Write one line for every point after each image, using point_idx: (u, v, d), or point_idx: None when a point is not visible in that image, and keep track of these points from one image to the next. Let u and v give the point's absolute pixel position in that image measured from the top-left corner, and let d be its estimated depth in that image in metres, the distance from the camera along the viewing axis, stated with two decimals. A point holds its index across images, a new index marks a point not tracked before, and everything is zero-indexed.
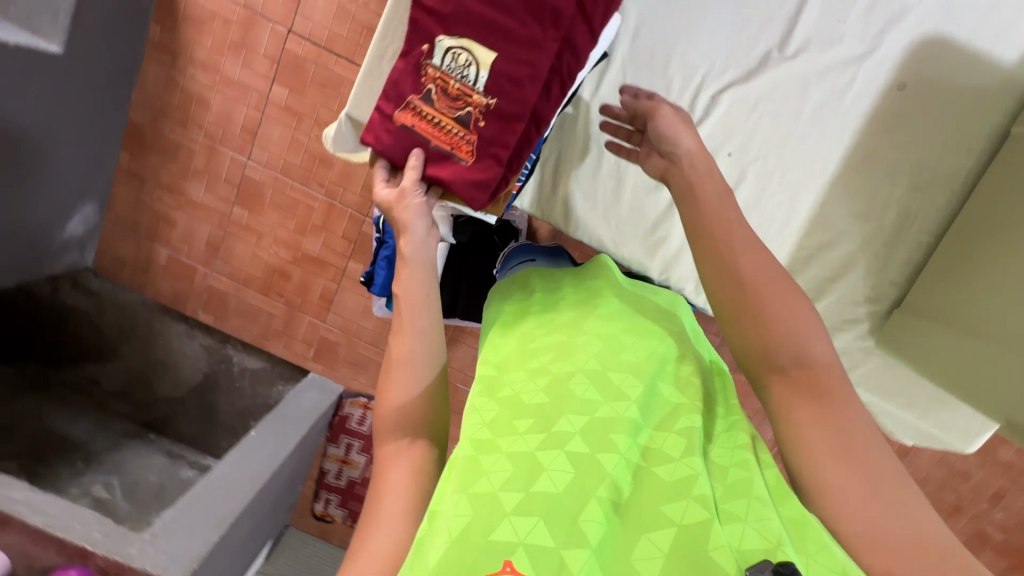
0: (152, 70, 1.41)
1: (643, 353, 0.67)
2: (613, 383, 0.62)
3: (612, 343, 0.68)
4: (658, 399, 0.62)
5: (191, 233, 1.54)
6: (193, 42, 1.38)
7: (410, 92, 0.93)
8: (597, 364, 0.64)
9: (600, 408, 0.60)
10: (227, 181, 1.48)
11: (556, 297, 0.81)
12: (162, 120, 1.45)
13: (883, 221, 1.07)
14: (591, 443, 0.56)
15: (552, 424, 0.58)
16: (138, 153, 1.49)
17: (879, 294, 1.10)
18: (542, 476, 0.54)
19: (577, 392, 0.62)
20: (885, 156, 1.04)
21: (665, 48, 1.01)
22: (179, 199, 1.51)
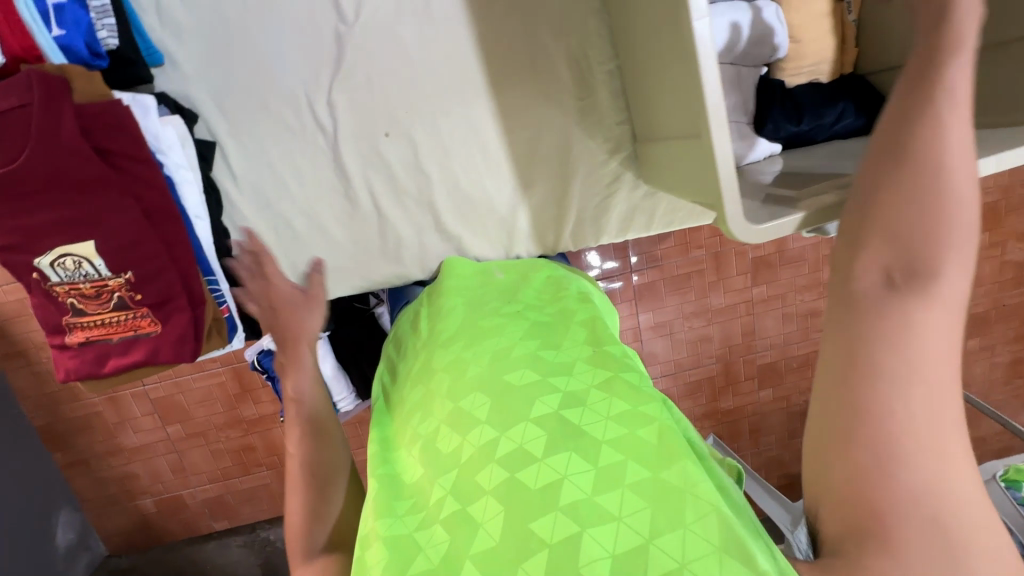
0: (18, 377, 1.46)
1: (488, 362, 0.67)
2: (465, 413, 0.62)
3: (457, 368, 0.68)
4: (510, 397, 0.62)
5: (155, 472, 1.58)
6: (27, 333, 1.41)
7: (59, 318, 0.88)
8: (450, 404, 0.65)
9: (462, 451, 0.60)
10: (145, 414, 1.52)
11: (416, 339, 0.81)
12: (58, 407, 1.49)
13: (563, 82, 0.93)
14: (463, 497, 0.57)
15: (429, 499, 0.60)
16: (64, 444, 1.53)
17: (615, 141, 0.96)
18: (420, 557, 0.55)
19: (442, 449, 0.62)
20: (514, 27, 0.89)
21: (252, 95, 0.89)
22: (122, 454, 1.56)
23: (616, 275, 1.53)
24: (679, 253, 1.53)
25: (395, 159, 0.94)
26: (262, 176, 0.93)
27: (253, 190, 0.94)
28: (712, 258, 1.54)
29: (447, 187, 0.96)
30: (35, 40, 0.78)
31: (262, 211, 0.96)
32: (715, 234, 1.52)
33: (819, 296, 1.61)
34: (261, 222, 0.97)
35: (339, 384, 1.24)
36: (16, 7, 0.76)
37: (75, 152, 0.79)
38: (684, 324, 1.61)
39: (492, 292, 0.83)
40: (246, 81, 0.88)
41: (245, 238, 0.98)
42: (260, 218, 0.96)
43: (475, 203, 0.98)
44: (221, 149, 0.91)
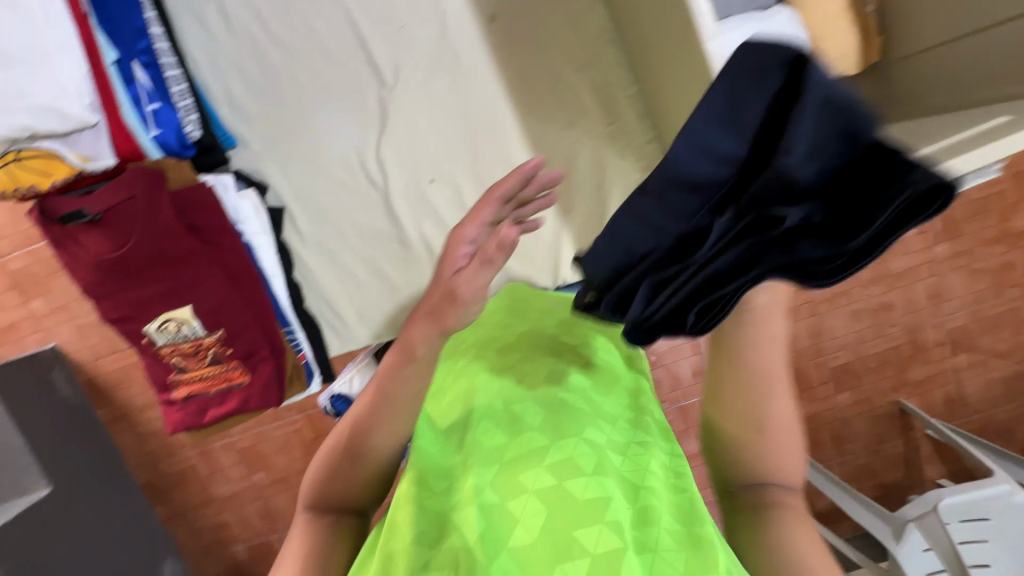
0: (125, 438, 1.61)
1: (544, 376, 0.69)
2: (514, 416, 0.63)
3: (509, 375, 0.69)
4: (564, 413, 0.63)
5: (245, 519, 1.68)
6: (130, 397, 1.58)
7: (166, 376, 1.03)
8: (500, 405, 0.64)
9: (509, 447, 0.60)
10: (233, 464, 1.63)
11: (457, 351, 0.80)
12: (159, 464, 1.63)
13: (586, 104, 1.01)
14: (504, 491, 0.55)
15: (463, 482, 0.58)
16: (166, 498, 1.67)
17: (646, 156, 1.02)
18: (451, 539, 0.53)
19: (487, 443, 0.61)
20: (532, 72, 1.00)
21: (309, 166, 1.06)
22: (216, 504, 1.67)
23: None
24: None
25: (439, 202, 1.07)
26: (325, 233, 1.10)
27: (319, 246, 1.11)
28: None
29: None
30: (135, 141, 0.91)
31: (327, 263, 1.12)
32: None
33: (889, 288, 1.52)
34: (327, 273, 1.13)
35: None
36: (120, 116, 0.89)
37: (171, 231, 0.95)
38: None
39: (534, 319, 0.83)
40: (307, 151, 1.05)
41: (313, 287, 1.13)
42: (325, 270, 1.13)
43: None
44: (289, 213, 1.09)
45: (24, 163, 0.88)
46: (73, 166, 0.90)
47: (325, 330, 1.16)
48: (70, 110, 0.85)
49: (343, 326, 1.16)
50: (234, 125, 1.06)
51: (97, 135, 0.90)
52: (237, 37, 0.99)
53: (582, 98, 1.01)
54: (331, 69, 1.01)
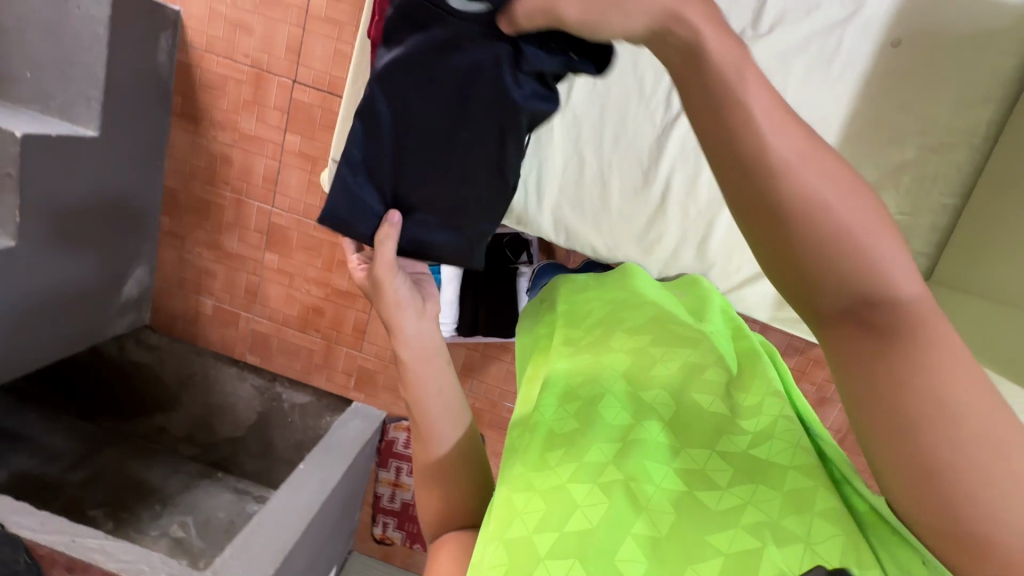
0: (179, 137, 1.52)
1: (677, 370, 0.67)
2: (645, 404, 0.63)
3: (641, 358, 0.69)
4: (696, 416, 0.62)
5: (230, 282, 1.63)
6: (211, 106, 1.48)
7: None
8: (626, 387, 0.65)
9: (630, 433, 0.60)
10: (256, 230, 1.57)
11: (590, 309, 0.81)
12: (193, 181, 1.56)
13: (899, 186, 1.12)
14: (626, 471, 0.56)
15: (583, 455, 0.59)
16: (176, 214, 1.60)
17: (910, 264, 1.16)
18: (576, 513, 0.54)
19: (609, 420, 0.62)
20: (884, 120, 1.09)
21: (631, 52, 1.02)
22: (216, 251, 1.61)
23: None
24: None
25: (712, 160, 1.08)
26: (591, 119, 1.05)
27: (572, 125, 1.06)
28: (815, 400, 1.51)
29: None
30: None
31: (566, 146, 1.07)
32: None
33: None
34: (559, 155, 1.08)
35: (450, 311, 1.27)
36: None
37: None
38: None
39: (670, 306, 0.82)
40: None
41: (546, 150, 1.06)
42: (560, 151, 1.07)
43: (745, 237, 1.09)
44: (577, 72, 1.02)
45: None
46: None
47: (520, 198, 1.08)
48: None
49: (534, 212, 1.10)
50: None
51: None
52: None
53: (900, 179, 1.12)
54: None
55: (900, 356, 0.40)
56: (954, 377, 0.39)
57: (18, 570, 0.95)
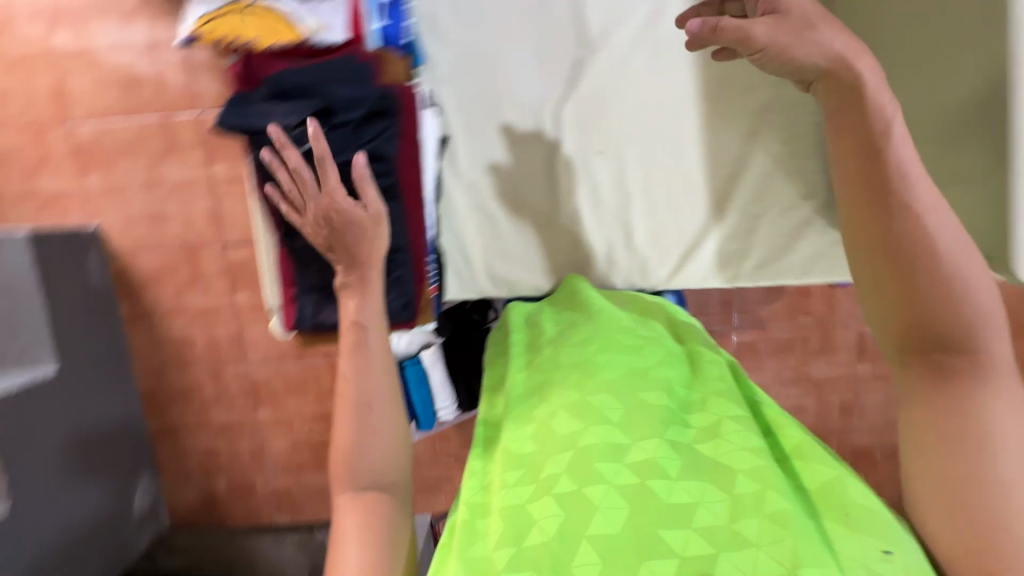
0: (137, 339, 1.55)
1: (622, 373, 0.73)
2: (592, 408, 0.68)
3: (587, 368, 0.75)
4: (645, 412, 0.67)
5: (235, 453, 1.61)
6: (158, 299, 1.52)
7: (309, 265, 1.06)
8: (576, 395, 0.71)
9: (582, 438, 0.65)
10: (241, 392, 1.57)
11: (547, 333, 0.88)
12: (165, 373, 1.57)
13: None
14: (580, 479, 0.61)
15: (540, 472, 0.64)
16: (161, 410, 1.59)
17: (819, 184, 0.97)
18: (534, 528, 0.59)
19: (558, 431, 0.68)
20: None
21: (485, 104, 1.01)
22: (211, 429, 1.60)
23: (718, 329, 1.53)
24: (786, 316, 1.52)
25: (601, 175, 1.02)
26: (480, 180, 1.04)
27: (468, 188, 1.04)
28: (819, 327, 1.52)
29: (648, 210, 1.02)
30: (361, 28, 0.91)
31: (473, 208, 1.05)
32: (824, 302, 1.51)
33: None
34: (472, 217, 1.05)
35: (444, 392, 1.28)
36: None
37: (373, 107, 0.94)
38: (781, 390, 1.57)
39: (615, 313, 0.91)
40: (490, 90, 1.01)
41: (452, 227, 1.05)
42: (470, 212, 1.05)
43: (668, 230, 1.02)
44: (453, 144, 1.03)
45: (257, 20, 0.89)
46: (300, 34, 0.90)
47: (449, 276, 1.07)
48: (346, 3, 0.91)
49: (470, 275, 1.07)
50: (423, 41, 1.01)
51: (335, 9, 0.91)
52: None
53: None
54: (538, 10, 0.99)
55: (956, 393, 0.62)
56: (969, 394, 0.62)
57: None
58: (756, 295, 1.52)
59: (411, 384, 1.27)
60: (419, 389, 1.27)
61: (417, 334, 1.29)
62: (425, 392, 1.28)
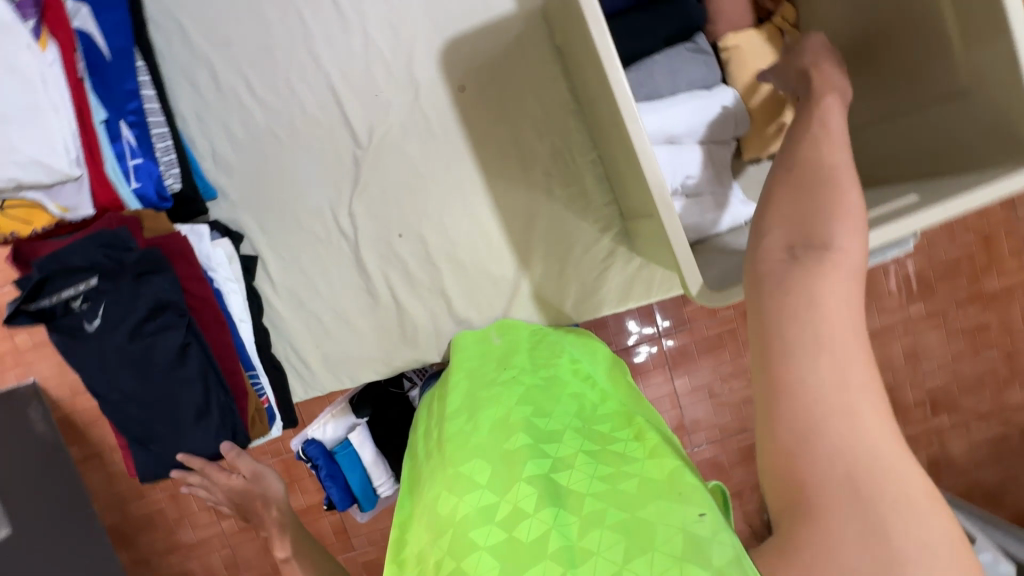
0: (94, 479, 1.58)
1: (488, 427, 0.69)
2: (462, 479, 0.63)
3: (458, 438, 0.70)
4: (507, 460, 0.63)
5: (210, 569, 1.62)
6: (105, 436, 1.56)
7: None
8: (450, 472, 0.65)
9: (456, 511, 0.60)
10: (202, 508, 1.59)
11: (437, 413, 0.82)
12: (126, 506, 1.59)
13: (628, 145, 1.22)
14: (457, 554, 0.56)
15: (430, 562, 0.59)
16: (130, 544, 1.61)
17: (605, 220, 1.10)
18: None
19: (441, 511, 0.62)
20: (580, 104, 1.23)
21: (287, 216, 1.10)
22: (181, 551, 1.61)
23: (645, 342, 1.54)
24: (707, 313, 1.53)
25: (408, 256, 1.12)
26: (299, 284, 1.13)
27: (289, 296, 1.13)
28: (743, 316, 1.53)
29: (458, 278, 1.12)
30: (114, 193, 0.95)
31: (296, 312, 1.14)
32: None
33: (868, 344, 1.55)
34: (297, 323, 1.15)
35: (379, 469, 1.30)
36: (101, 164, 0.93)
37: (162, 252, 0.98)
38: (724, 386, 1.56)
39: (491, 356, 0.89)
40: (288, 207, 1.10)
41: (280, 329, 1.15)
42: (295, 319, 1.15)
43: (481, 286, 1.13)
44: (262, 261, 1.12)
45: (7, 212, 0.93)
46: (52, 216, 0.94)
47: (292, 376, 1.18)
48: (57, 166, 0.88)
49: (310, 374, 1.18)
50: (215, 176, 1.10)
51: (79, 190, 0.94)
52: (225, 99, 1.06)
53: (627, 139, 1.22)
54: (311, 129, 1.07)
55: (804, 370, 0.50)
56: (839, 332, 0.50)
57: None
58: (672, 299, 1.53)
59: (345, 468, 1.28)
60: (354, 470, 1.28)
61: (341, 419, 1.32)
62: (360, 472, 1.29)
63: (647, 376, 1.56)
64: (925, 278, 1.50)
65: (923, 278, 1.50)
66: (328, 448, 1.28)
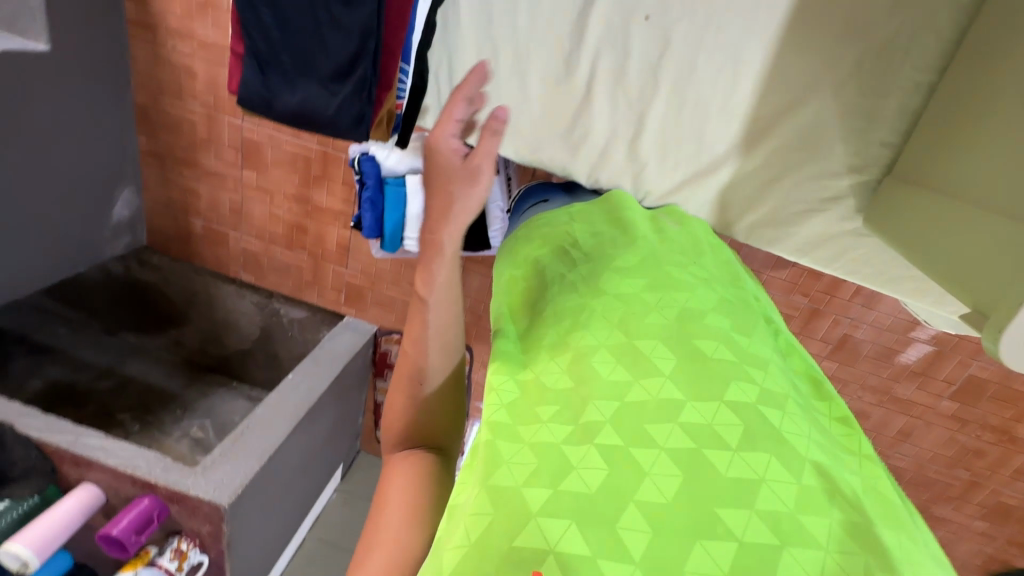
0: (139, 49, 1.46)
1: (670, 317, 0.66)
2: (640, 355, 0.61)
3: (632, 308, 0.67)
4: (705, 366, 0.59)
5: (215, 202, 1.64)
6: (165, 12, 1.39)
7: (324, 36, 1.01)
8: (621, 337, 0.64)
9: (629, 390, 0.58)
10: (231, 146, 1.53)
11: (596, 265, 0.77)
12: (161, 97, 1.51)
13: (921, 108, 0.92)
14: (627, 435, 0.54)
15: (579, 414, 0.57)
16: (152, 133, 1.58)
17: (864, 160, 0.89)
18: (571, 474, 0.51)
19: (603, 373, 0.60)
20: None
21: None
22: (196, 170, 1.60)
23: None
24: (784, 289, 1.43)
25: (639, 46, 0.89)
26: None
27: (480, 2, 0.92)
28: (808, 312, 1.45)
29: (673, 113, 0.92)
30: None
31: (477, 28, 0.94)
32: (828, 290, 1.41)
33: (880, 403, 1.53)
34: (470, 41, 0.95)
35: (417, 224, 1.24)
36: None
37: None
38: None
39: (672, 246, 0.82)
40: None
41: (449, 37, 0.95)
42: (471, 36, 0.95)
43: (688, 140, 0.94)
44: None
45: None
46: None
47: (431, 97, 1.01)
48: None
49: (448, 108, 1.01)
50: None
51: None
52: None
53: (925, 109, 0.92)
54: None
55: None
56: None
57: (34, 462, 1.07)
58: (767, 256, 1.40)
59: (387, 203, 1.23)
60: (394, 210, 1.23)
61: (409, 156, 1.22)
62: (399, 215, 1.24)
63: None
64: (991, 394, 1.42)
65: (988, 393, 1.42)
66: (382, 175, 1.22)
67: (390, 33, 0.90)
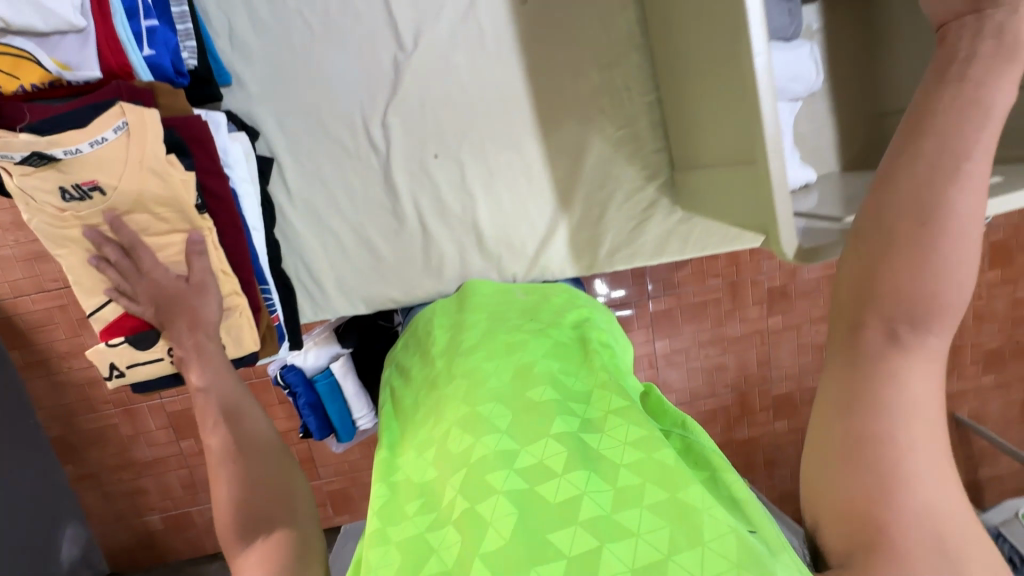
0: (38, 387, 1.46)
1: (506, 361, 0.58)
2: (474, 408, 0.53)
3: (473, 355, 0.60)
4: (531, 404, 0.52)
5: (165, 488, 1.57)
6: (51, 342, 1.43)
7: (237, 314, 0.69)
8: (462, 397, 0.55)
9: (470, 448, 0.50)
10: (159, 427, 1.51)
11: (440, 318, 0.71)
12: (74, 418, 1.49)
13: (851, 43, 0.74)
14: (471, 495, 0.47)
15: (441, 498, 0.49)
16: (76, 457, 1.53)
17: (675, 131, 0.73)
18: (432, 558, 0.46)
19: (451, 444, 0.52)
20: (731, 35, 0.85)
21: (303, 92, 0.69)
22: (134, 468, 1.54)
23: (634, 302, 1.54)
24: (696, 280, 1.53)
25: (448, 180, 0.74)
26: (323, 197, 0.73)
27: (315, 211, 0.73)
28: (728, 286, 1.54)
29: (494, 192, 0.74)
30: (123, 58, 0.58)
31: (316, 227, 0.74)
32: (732, 262, 1.53)
33: None
34: (315, 236, 0.75)
35: (361, 402, 1.24)
36: (112, 23, 0.57)
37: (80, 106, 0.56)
38: (700, 352, 1.59)
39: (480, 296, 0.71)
40: (293, 65, 0.68)
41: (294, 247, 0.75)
42: (315, 235, 0.74)
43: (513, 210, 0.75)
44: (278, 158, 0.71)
45: None
46: (48, 75, 0.56)
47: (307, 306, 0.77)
48: (55, 7, 0.54)
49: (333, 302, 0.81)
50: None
51: (84, 42, 0.57)
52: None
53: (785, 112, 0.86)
54: None
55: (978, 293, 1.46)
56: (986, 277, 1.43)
57: None
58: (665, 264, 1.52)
59: (323, 398, 1.22)
60: (333, 401, 1.22)
61: (327, 343, 1.26)
62: (340, 404, 1.23)
63: (630, 334, 1.56)
64: None
65: None
66: (308, 377, 1.23)
67: (243, 265, 0.65)
